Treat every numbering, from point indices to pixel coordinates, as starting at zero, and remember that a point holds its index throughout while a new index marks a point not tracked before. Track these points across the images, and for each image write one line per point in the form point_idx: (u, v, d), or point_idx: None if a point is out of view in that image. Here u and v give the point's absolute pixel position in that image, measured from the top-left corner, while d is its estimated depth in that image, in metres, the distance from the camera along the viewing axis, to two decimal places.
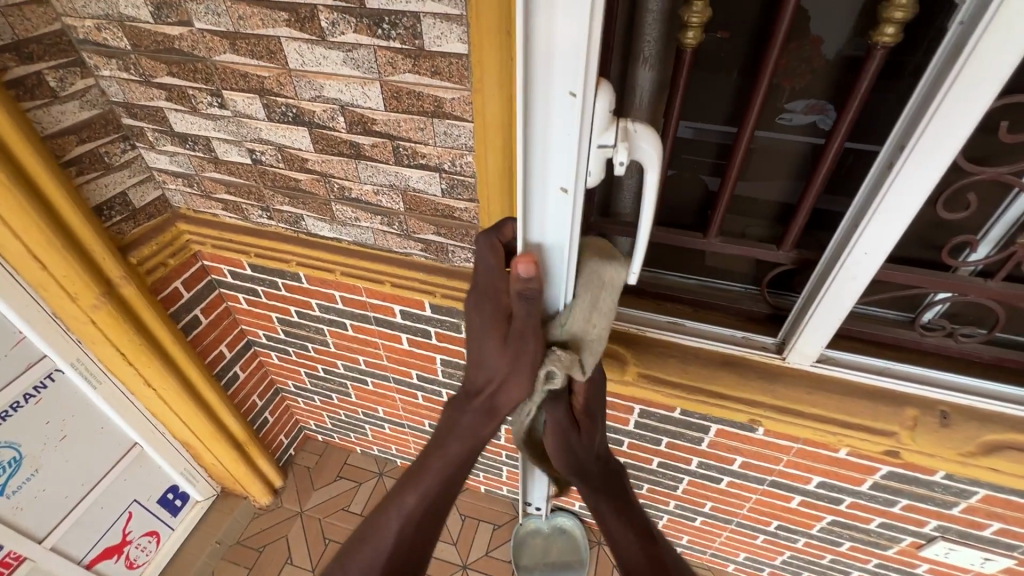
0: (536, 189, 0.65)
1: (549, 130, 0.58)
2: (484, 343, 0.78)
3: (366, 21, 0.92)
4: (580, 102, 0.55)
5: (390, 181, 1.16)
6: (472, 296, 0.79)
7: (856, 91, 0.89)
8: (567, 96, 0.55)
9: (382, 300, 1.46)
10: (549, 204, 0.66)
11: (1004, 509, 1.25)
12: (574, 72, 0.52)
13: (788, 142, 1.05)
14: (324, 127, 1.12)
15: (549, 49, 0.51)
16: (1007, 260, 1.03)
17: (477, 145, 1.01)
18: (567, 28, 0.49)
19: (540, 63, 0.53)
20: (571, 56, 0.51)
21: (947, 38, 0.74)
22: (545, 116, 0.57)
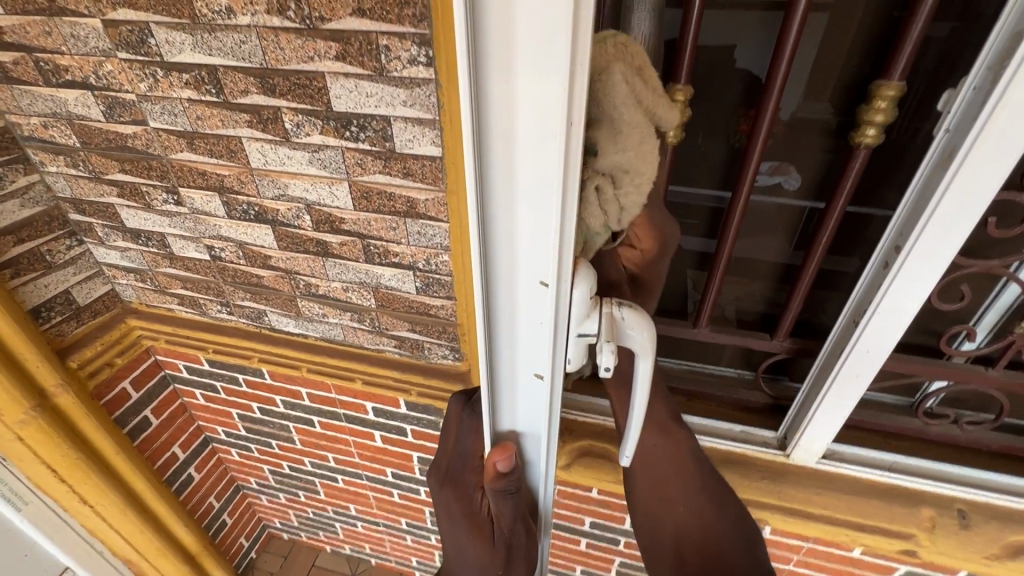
0: (504, 375, 0.53)
1: (506, 314, 0.48)
2: (464, 532, 0.67)
3: (333, 123, 0.86)
4: (555, 292, 0.44)
5: (361, 279, 1.08)
6: (442, 484, 0.69)
7: (844, 180, 0.87)
8: (538, 284, 0.44)
9: (352, 397, 1.34)
10: (514, 388, 0.53)
11: None
12: (539, 258, 0.43)
13: (779, 208, 1.01)
14: (289, 226, 1.04)
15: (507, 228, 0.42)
16: (1008, 348, 0.97)
17: (454, 237, 0.95)
18: (524, 212, 0.41)
19: (503, 242, 0.43)
20: (536, 241, 0.42)
21: (934, 144, 0.73)
22: (508, 301, 0.47)
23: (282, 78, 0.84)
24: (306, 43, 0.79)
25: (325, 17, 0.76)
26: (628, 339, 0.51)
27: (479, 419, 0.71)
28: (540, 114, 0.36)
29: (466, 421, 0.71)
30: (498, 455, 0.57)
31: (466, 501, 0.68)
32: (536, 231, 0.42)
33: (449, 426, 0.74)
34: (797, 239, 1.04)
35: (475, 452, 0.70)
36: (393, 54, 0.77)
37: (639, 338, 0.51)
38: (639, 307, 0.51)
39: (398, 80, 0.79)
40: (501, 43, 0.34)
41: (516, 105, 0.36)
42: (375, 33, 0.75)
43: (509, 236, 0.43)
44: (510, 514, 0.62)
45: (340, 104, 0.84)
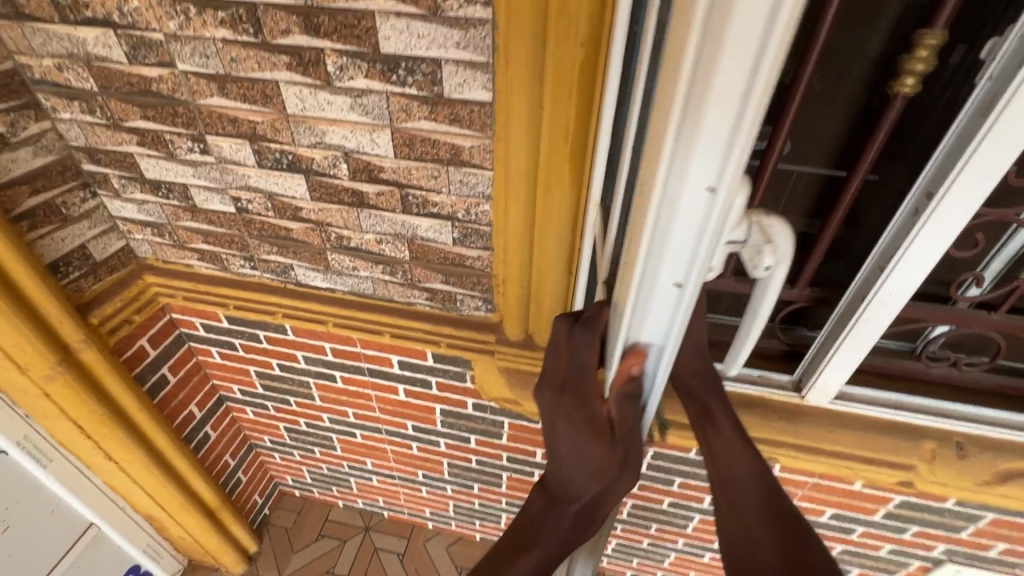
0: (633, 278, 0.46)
1: (662, 198, 0.38)
2: (582, 450, 0.55)
3: (379, 66, 0.85)
4: (725, 197, 0.37)
5: (396, 230, 1.08)
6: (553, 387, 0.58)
7: (875, 137, 0.87)
8: (702, 193, 0.37)
9: (378, 350, 1.36)
10: (652, 298, 0.44)
11: (1011, 531, 1.28)
12: (720, 135, 0.34)
13: (797, 173, 1.02)
14: (324, 175, 1.03)
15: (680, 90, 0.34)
16: (1009, 294, 1.06)
17: (497, 187, 0.95)
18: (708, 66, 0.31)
19: (676, 109, 0.34)
20: (726, 118, 0.33)
21: (976, 92, 0.76)
22: (665, 190, 0.38)
23: (328, 16, 0.82)
24: None
25: None
26: (765, 245, 0.50)
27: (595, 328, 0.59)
28: None
29: (578, 337, 0.58)
30: (637, 357, 0.49)
31: (584, 418, 0.56)
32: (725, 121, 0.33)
33: (554, 348, 0.61)
34: (785, 202, 1.05)
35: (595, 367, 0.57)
36: None
37: (782, 244, 0.50)
38: (784, 217, 0.50)
39: (453, 20, 0.78)
40: None
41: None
42: None
43: (692, 130, 0.34)
44: (638, 425, 0.55)
45: (388, 45, 0.83)
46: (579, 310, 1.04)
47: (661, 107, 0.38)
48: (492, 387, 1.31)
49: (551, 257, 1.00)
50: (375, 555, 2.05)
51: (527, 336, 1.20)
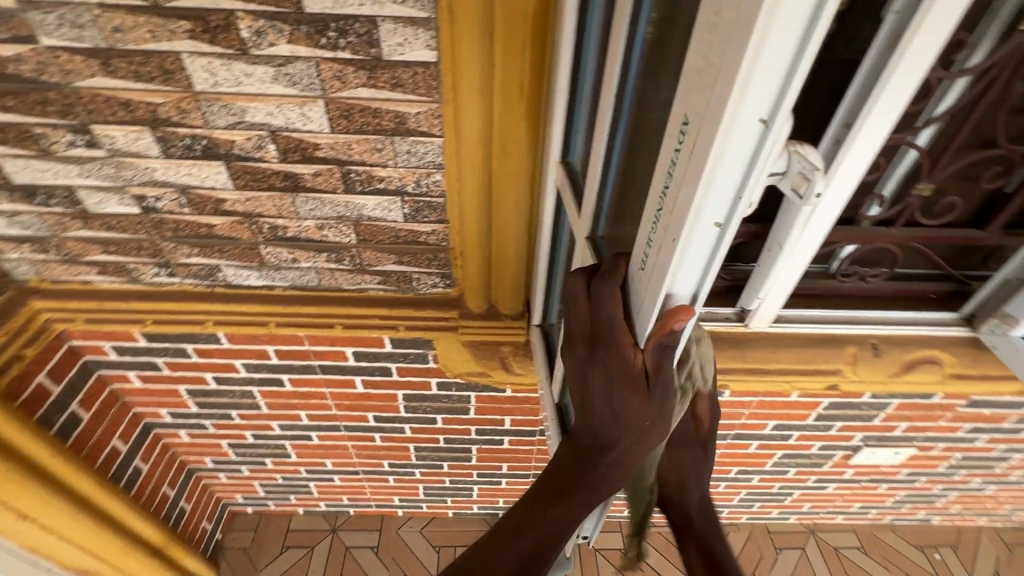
0: (668, 223, 0.43)
1: (709, 129, 0.35)
2: (623, 403, 0.54)
3: (305, 28, 0.76)
4: (775, 129, 0.35)
5: (339, 213, 1.00)
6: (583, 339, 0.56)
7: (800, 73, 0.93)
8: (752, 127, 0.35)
9: (329, 345, 1.27)
10: (690, 241, 0.41)
11: (913, 412, 1.50)
12: (788, 45, 0.31)
13: None
14: (249, 159, 0.92)
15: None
16: (903, 211, 1.15)
17: (450, 154, 0.90)
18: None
19: (734, 24, 0.32)
20: (790, 40, 0.30)
21: (885, 25, 0.83)
22: (713, 119, 0.35)
23: None
24: None
25: None
26: (813, 166, 0.39)
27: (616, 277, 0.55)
28: None
29: (598, 291, 0.54)
30: (675, 310, 0.46)
31: (620, 370, 0.53)
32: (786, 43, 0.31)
33: (575, 307, 0.57)
34: None
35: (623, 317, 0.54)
36: None
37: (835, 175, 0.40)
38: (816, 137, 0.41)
39: None
40: None
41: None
42: None
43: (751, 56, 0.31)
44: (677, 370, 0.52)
45: (314, 3, 0.74)
46: (540, 275, 1.04)
47: (709, 29, 0.35)
48: (454, 361, 1.25)
49: (511, 222, 0.98)
50: (347, 555, 1.98)
51: (491, 306, 1.18)
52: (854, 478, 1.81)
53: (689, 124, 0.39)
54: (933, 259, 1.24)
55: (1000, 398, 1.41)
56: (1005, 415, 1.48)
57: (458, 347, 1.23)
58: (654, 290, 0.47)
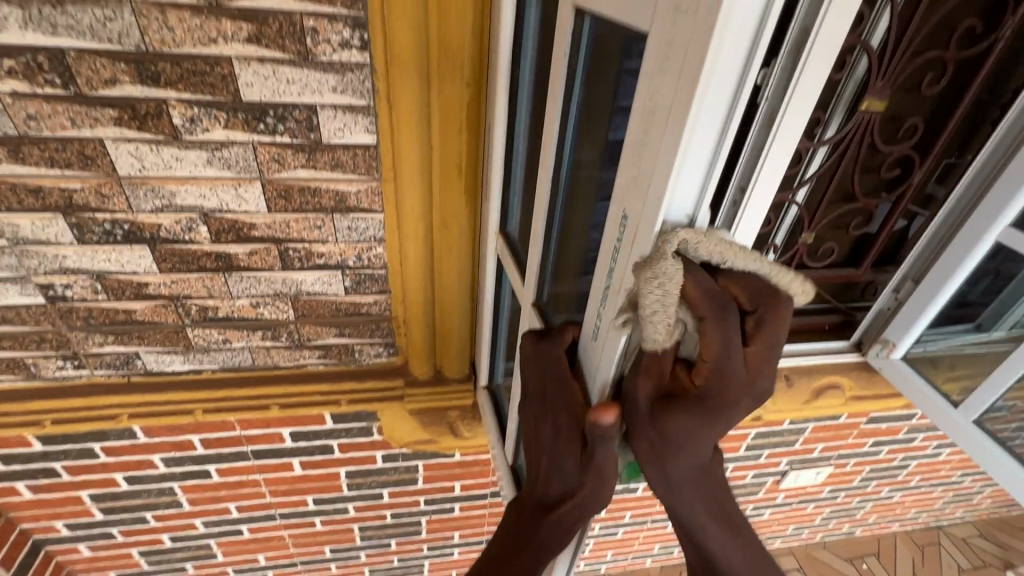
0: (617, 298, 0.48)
1: (648, 224, 0.41)
2: (560, 462, 0.55)
3: (241, 115, 0.77)
4: (698, 221, 0.42)
5: (275, 290, 0.97)
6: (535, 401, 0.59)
7: None
8: (679, 219, 0.41)
9: (263, 428, 1.19)
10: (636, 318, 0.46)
11: (827, 433, 1.64)
12: (701, 160, 0.38)
13: None
14: (178, 242, 0.88)
15: (662, 123, 0.38)
16: (793, 256, 1.31)
17: (391, 227, 0.92)
18: (678, 102, 0.35)
19: (661, 145, 0.38)
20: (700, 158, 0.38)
21: None
22: (649, 218, 0.41)
23: (169, 64, 0.71)
24: (207, 23, 0.69)
25: None
26: (731, 247, 0.45)
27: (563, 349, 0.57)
28: (742, 29, 0.32)
29: (547, 350, 0.58)
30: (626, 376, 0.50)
31: (562, 429, 0.55)
32: (697, 156, 0.38)
33: (529, 365, 0.61)
34: None
35: (572, 375, 0.57)
36: (321, 36, 0.72)
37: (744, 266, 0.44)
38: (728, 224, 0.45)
39: (327, 65, 0.74)
40: None
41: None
42: (300, 14, 0.70)
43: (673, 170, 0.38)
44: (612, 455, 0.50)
45: (252, 92, 0.75)
46: (485, 339, 1.06)
47: (638, 145, 0.41)
48: (400, 433, 1.21)
49: (454, 291, 1.01)
50: None
51: (436, 370, 1.18)
52: (785, 501, 1.92)
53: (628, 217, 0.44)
54: (823, 296, 1.40)
55: (894, 413, 1.59)
56: (900, 428, 1.67)
57: (404, 416, 1.19)
58: (608, 358, 0.50)
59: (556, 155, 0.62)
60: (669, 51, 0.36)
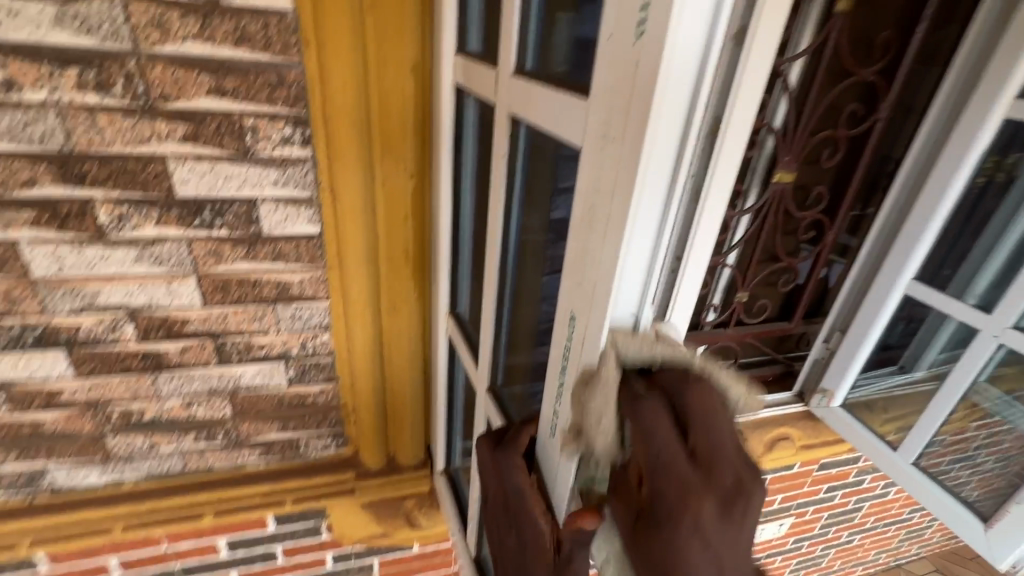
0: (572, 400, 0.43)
1: (597, 327, 0.38)
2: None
3: (175, 211, 0.74)
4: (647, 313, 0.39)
5: (210, 386, 0.91)
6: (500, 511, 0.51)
7: None
8: (627, 310, 0.38)
9: (192, 541, 1.04)
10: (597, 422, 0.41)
11: (785, 485, 1.66)
12: (644, 246, 0.35)
13: None
14: (100, 344, 0.82)
15: (602, 230, 0.36)
16: (732, 315, 1.38)
17: (337, 314, 0.90)
18: (617, 211, 0.34)
19: (602, 252, 0.36)
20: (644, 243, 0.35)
21: None
22: (598, 308, 0.38)
23: (96, 164, 0.69)
24: (139, 124, 0.68)
25: (169, 96, 0.67)
26: (676, 341, 0.40)
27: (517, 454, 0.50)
28: (675, 107, 0.30)
29: (500, 457, 0.51)
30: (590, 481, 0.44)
31: (528, 544, 0.47)
32: (641, 239, 0.35)
33: (486, 473, 0.53)
34: None
35: (533, 485, 0.49)
36: (261, 134, 0.73)
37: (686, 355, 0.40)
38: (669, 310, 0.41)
39: (268, 160, 0.74)
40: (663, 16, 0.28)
41: (647, 81, 0.30)
42: (239, 114, 0.70)
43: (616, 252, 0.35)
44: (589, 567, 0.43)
45: (187, 189, 0.73)
46: (438, 423, 1.03)
47: (584, 229, 0.39)
48: (348, 529, 1.11)
49: (403, 374, 0.99)
50: None
51: (389, 459, 1.11)
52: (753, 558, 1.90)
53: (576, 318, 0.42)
54: (761, 347, 1.49)
55: (842, 458, 1.64)
56: (850, 472, 1.71)
57: (354, 512, 1.10)
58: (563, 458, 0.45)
59: (502, 243, 0.63)
60: (603, 163, 0.35)
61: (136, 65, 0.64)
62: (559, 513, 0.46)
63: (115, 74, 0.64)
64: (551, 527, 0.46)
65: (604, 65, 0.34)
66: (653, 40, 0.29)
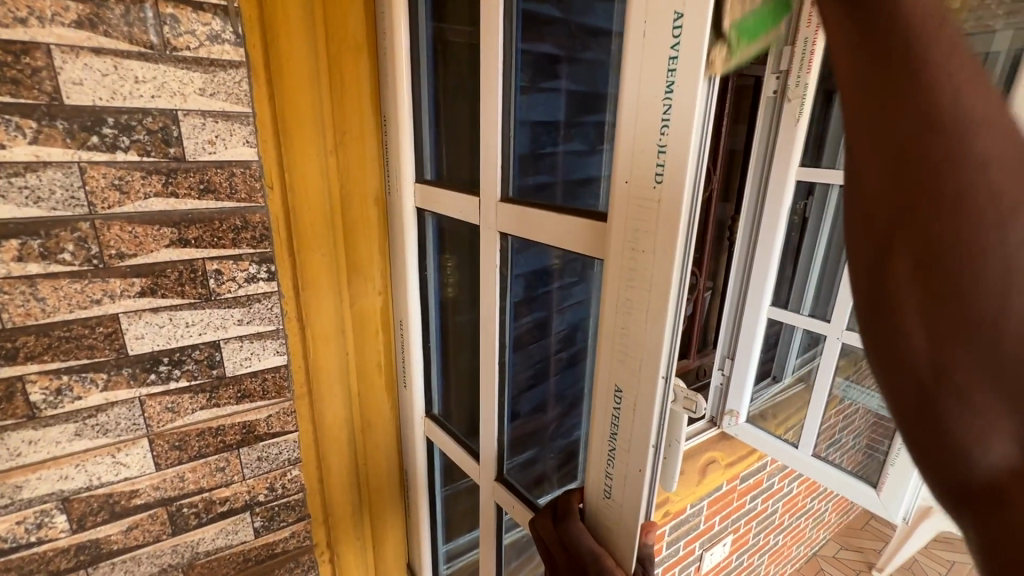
0: (627, 459, 0.51)
1: (647, 393, 0.48)
2: None
3: (126, 370, 0.68)
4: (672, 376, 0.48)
5: (161, 565, 0.79)
6: None
7: None
8: (662, 377, 0.47)
9: None
10: (654, 470, 0.50)
11: (720, 505, 1.82)
12: (671, 319, 0.45)
13: None
14: (19, 549, 0.67)
15: (641, 317, 0.47)
16: None
17: (307, 445, 0.86)
18: (655, 302, 0.45)
19: (645, 335, 0.47)
20: (672, 316, 0.45)
21: None
22: (646, 374, 0.47)
23: (33, 337, 0.62)
24: (89, 286, 0.64)
25: (126, 253, 0.65)
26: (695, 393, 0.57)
27: (579, 522, 0.56)
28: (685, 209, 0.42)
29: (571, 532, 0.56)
30: (652, 528, 0.54)
31: None
32: (668, 310, 0.45)
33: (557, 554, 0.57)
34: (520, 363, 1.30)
35: (602, 546, 0.54)
36: (224, 276, 0.72)
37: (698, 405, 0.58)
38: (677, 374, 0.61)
39: (232, 300, 0.73)
40: (680, 145, 0.41)
41: (672, 209, 0.42)
42: (202, 260, 0.70)
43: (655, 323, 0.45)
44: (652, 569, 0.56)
45: (141, 344, 0.69)
46: (423, 539, 1.00)
47: (622, 307, 0.48)
48: None
49: (382, 489, 0.96)
50: None
51: None
52: None
53: (622, 391, 0.50)
54: None
55: (755, 467, 1.87)
56: (762, 478, 1.95)
57: None
58: (628, 510, 0.52)
59: (498, 337, 0.71)
60: (635, 267, 0.46)
61: (91, 228, 0.62)
62: (629, 564, 0.52)
63: (65, 239, 0.61)
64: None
65: (622, 200, 0.46)
66: (671, 183, 0.42)
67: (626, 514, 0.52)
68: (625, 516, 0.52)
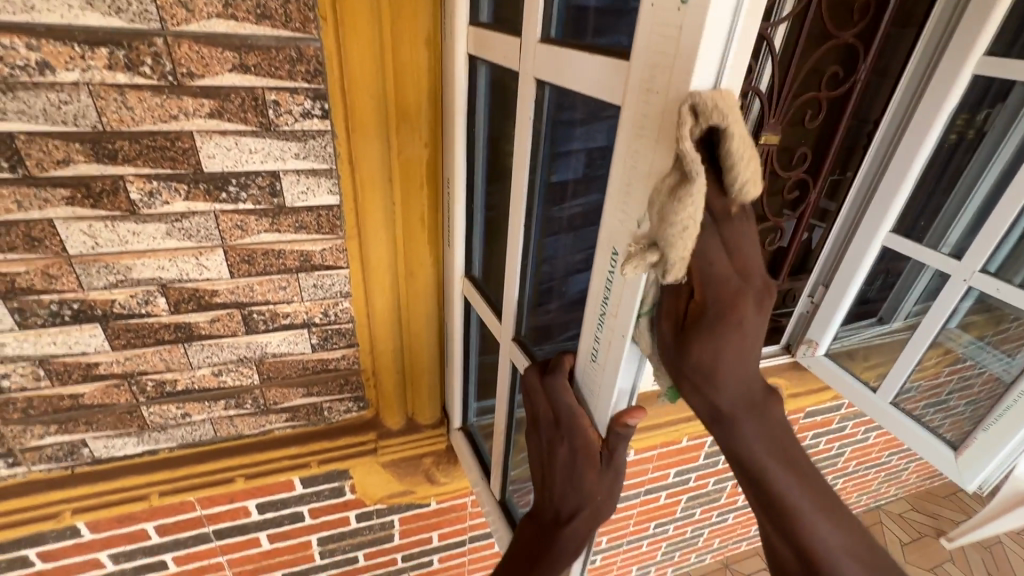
0: (614, 323, 0.49)
1: None
2: (579, 478, 0.56)
3: (203, 186, 0.78)
4: None
5: (239, 355, 0.96)
6: (550, 429, 0.59)
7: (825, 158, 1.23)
8: None
9: (227, 504, 1.11)
10: (637, 341, 0.48)
11: None
12: None
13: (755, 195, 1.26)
14: (134, 316, 0.86)
15: (643, 174, 0.42)
16: None
17: (357, 281, 0.95)
18: (658, 157, 0.40)
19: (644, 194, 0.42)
20: None
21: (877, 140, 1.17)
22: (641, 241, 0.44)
23: (127, 142, 0.72)
24: (167, 102, 0.71)
25: (195, 74, 0.70)
26: None
27: (563, 376, 0.57)
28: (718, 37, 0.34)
29: (553, 381, 0.58)
30: (633, 413, 0.52)
31: (578, 450, 0.55)
32: None
33: (537, 395, 0.60)
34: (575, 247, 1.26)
35: (580, 404, 0.55)
36: (282, 108, 0.76)
37: None
38: None
39: (289, 134, 0.78)
40: None
41: (693, 39, 0.35)
42: (262, 89, 0.74)
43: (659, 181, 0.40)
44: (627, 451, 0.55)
45: (213, 164, 0.77)
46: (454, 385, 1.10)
47: (629, 159, 0.43)
48: (389, 447, 1.15)
49: (422, 334, 1.05)
50: None
51: (408, 419, 1.17)
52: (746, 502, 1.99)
53: (620, 253, 0.47)
54: None
55: (826, 406, 1.73)
56: (833, 418, 1.81)
57: (363, 467, 1.15)
58: (606, 378, 0.51)
59: (525, 197, 0.68)
60: (646, 114, 0.40)
61: (163, 44, 0.67)
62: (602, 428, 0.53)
63: (144, 53, 0.67)
64: (599, 436, 0.54)
65: (644, 26, 0.38)
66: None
67: (610, 383, 0.51)
68: (606, 383, 0.51)
